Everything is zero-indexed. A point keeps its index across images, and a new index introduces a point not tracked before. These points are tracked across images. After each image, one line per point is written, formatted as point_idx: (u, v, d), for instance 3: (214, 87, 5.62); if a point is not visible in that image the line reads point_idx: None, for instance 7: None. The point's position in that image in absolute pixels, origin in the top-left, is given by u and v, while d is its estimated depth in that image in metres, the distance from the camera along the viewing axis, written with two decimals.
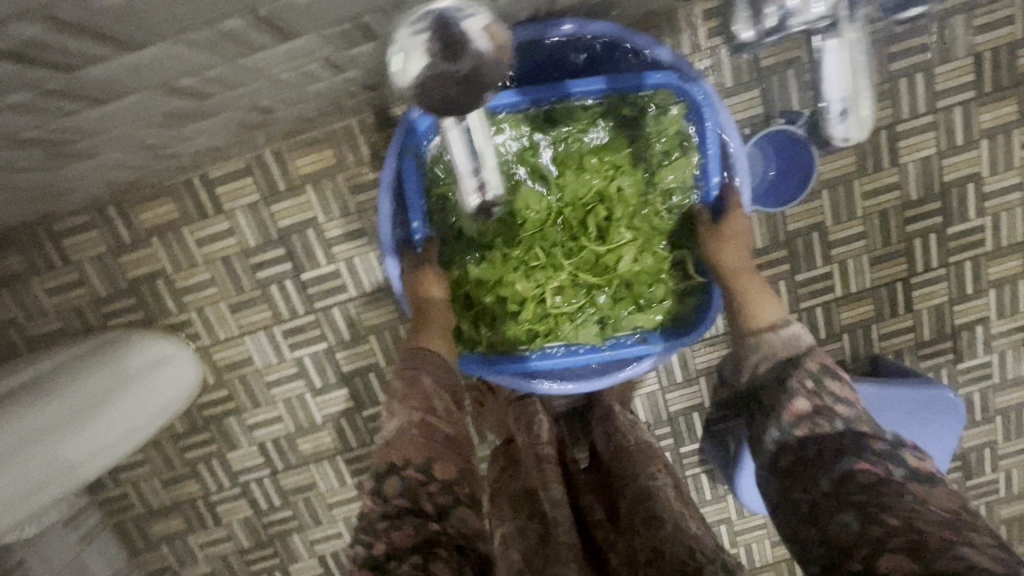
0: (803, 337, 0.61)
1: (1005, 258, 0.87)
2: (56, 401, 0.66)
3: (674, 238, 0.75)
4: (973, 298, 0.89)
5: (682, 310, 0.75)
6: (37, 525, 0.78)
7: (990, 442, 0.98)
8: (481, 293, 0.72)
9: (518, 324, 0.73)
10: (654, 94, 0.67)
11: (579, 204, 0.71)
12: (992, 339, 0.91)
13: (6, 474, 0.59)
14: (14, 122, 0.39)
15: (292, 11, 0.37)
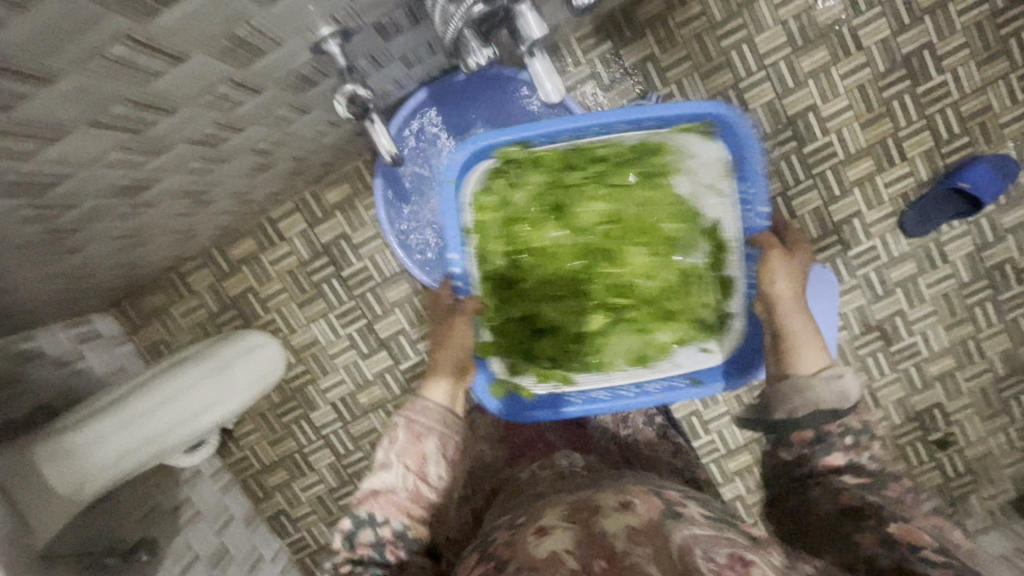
0: (851, 390, 0.70)
1: (858, 162, 1.13)
2: (194, 366, 0.99)
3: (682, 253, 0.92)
4: (842, 198, 1.14)
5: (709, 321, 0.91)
6: (201, 453, 1.10)
7: (898, 310, 1.19)
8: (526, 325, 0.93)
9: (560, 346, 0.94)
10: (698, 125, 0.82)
11: (611, 236, 0.92)
12: (870, 226, 1.15)
13: (170, 407, 0.92)
14: (184, 179, 0.70)
15: (316, 101, 0.69)
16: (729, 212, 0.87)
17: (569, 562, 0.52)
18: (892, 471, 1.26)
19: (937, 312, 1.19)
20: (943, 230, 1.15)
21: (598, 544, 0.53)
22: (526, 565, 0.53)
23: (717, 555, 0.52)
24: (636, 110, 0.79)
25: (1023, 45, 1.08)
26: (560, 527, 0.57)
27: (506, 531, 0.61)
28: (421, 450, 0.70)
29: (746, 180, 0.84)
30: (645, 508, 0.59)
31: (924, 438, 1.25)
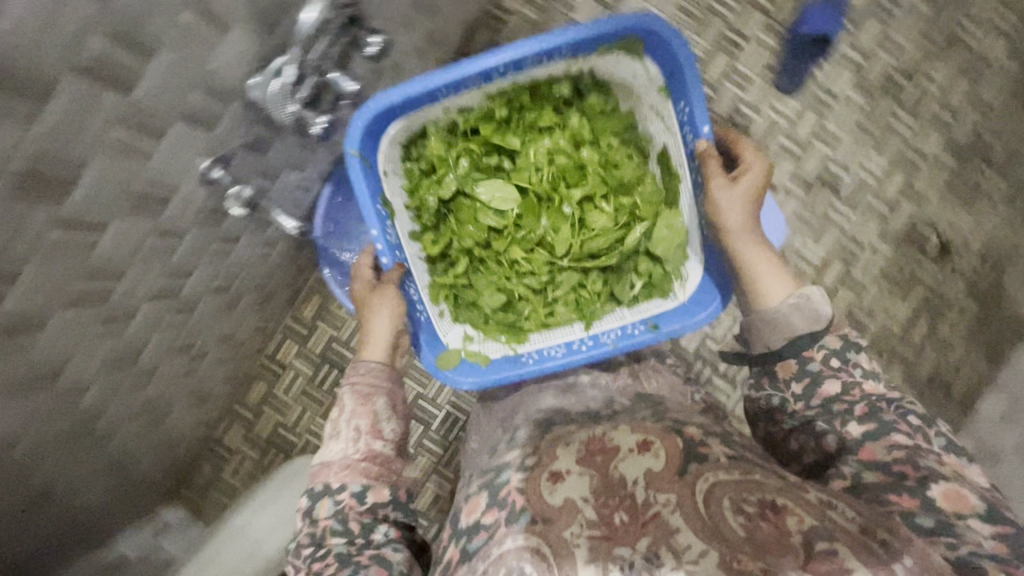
0: (821, 311, 0.75)
1: (712, 62, 1.24)
2: (239, 519, 1.16)
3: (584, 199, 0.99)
4: (719, 95, 1.25)
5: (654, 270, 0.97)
6: None
7: (826, 157, 1.25)
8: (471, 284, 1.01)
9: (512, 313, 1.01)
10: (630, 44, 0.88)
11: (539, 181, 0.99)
12: (755, 105, 1.24)
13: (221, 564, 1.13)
14: (166, 336, 0.83)
15: (239, 227, 0.84)
16: (676, 134, 0.92)
17: (587, 512, 0.62)
18: (916, 296, 1.26)
19: (860, 143, 1.25)
20: (818, 75, 1.25)
21: (615, 494, 0.63)
22: (541, 515, 0.64)
23: (746, 506, 0.60)
24: (523, 44, 0.85)
25: None
26: (575, 471, 0.67)
27: (517, 472, 0.70)
28: (374, 418, 0.77)
29: (683, 98, 0.87)
30: (667, 450, 0.67)
31: (925, 253, 1.25)
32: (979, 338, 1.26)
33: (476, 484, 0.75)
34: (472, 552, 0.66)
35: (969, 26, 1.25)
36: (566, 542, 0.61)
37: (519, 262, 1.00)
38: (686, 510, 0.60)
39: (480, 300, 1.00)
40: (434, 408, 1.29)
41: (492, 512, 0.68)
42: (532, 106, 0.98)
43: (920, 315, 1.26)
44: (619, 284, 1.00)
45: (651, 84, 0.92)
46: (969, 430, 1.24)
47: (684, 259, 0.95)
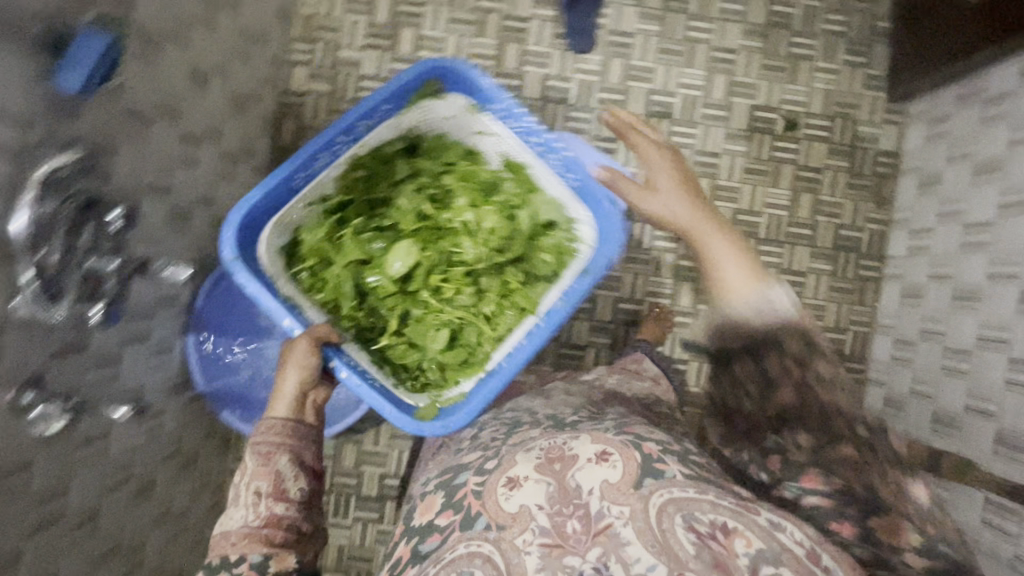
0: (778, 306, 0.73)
1: (505, 55, 1.26)
2: None
3: (473, 221, 1.00)
4: (525, 81, 1.26)
5: (557, 243, 0.99)
6: None
7: (648, 91, 1.27)
8: (408, 353, 0.98)
9: (462, 347, 0.98)
10: (428, 82, 0.91)
11: (424, 227, 1.00)
12: (562, 74, 1.26)
13: None
14: (78, 555, 0.81)
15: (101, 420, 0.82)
16: (505, 131, 0.95)
17: (540, 518, 0.61)
18: (785, 178, 1.28)
19: (671, 65, 1.27)
20: (605, 22, 1.26)
21: (570, 503, 0.61)
22: (496, 522, 0.63)
23: (696, 523, 0.58)
24: (344, 118, 0.87)
25: None
26: (533, 478, 0.64)
27: (477, 475, 0.71)
28: (274, 470, 0.76)
29: (492, 101, 0.92)
30: (625, 462, 0.63)
31: (776, 135, 1.27)
32: (860, 187, 1.28)
33: (431, 487, 0.78)
34: (423, 556, 0.67)
35: None
36: (517, 550, 0.60)
37: (447, 295, 1.00)
38: (637, 523, 0.58)
39: (432, 351, 0.97)
40: (401, 480, 1.29)
41: (445, 515, 0.69)
42: (378, 171, 0.97)
43: (799, 191, 1.28)
44: (540, 270, 1.00)
45: (454, 109, 0.95)
46: (890, 274, 1.26)
47: (576, 223, 0.97)
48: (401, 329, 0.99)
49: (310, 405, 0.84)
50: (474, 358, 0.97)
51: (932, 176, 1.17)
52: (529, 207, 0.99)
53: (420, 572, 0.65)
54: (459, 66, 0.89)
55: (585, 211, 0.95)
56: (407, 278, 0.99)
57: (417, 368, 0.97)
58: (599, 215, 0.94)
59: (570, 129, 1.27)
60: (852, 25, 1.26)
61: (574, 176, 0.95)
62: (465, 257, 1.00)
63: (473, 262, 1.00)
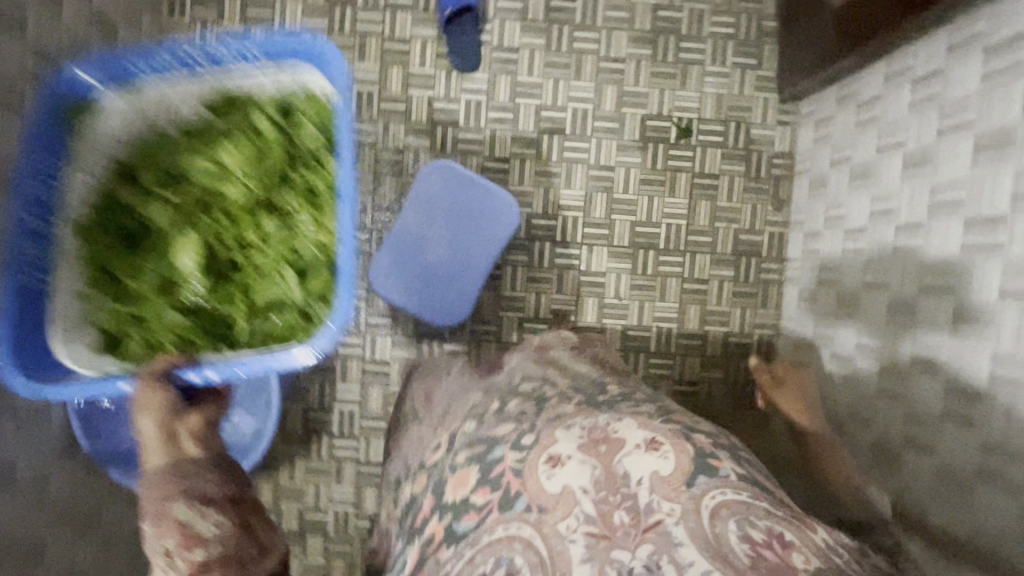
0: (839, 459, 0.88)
1: (388, 80, 1.23)
2: None
3: (239, 169, 0.86)
4: (410, 106, 1.24)
5: (312, 118, 0.85)
6: None
7: (537, 108, 1.24)
8: (252, 320, 0.83)
9: (302, 280, 0.84)
10: (72, 109, 0.77)
11: (203, 218, 0.85)
12: (448, 96, 1.24)
13: None
14: None
15: None
16: (180, 92, 0.83)
17: (584, 505, 0.55)
18: (682, 186, 1.26)
19: (558, 80, 1.24)
20: (487, 39, 1.23)
21: (618, 492, 0.55)
22: (537, 503, 0.56)
23: (750, 530, 0.52)
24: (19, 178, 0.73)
25: None
26: (577, 458, 0.58)
27: (512, 449, 0.62)
28: (174, 550, 0.60)
29: (141, 65, 0.79)
30: (676, 454, 0.56)
31: (671, 143, 1.25)
32: (757, 191, 1.26)
33: (462, 454, 0.67)
34: (459, 537, 0.59)
35: None
36: (560, 537, 0.54)
37: (256, 243, 0.86)
38: (689, 522, 0.52)
39: (286, 296, 0.83)
40: (321, 515, 1.28)
41: (482, 493, 0.60)
42: (112, 222, 0.82)
43: (697, 199, 1.27)
44: (318, 150, 0.86)
45: (127, 113, 0.82)
46: (790, 276, 1.26)
47: (307, 90, 0.84)
48: (235, 309, 0.84)
49: (187, 436, 0.69)
50: (317, 271, 0.83)
51: (820, 178, 1.17)
52: (273, 130, 0.85)
53: (455, 555, 0.58)
54: (73, 74, 0.76)
55: (261, 75, 0.83)
56: (216, 268, 0.85)
57: (274, 329, 0.83)
58: (284, 55, 0.81)
59: (461, 153, 1.25)
60: (740, 26, 1.23)
61: (259, 53, 0.81)
62: (255, 201, 0.86)
63: (274, 202, 0.87)
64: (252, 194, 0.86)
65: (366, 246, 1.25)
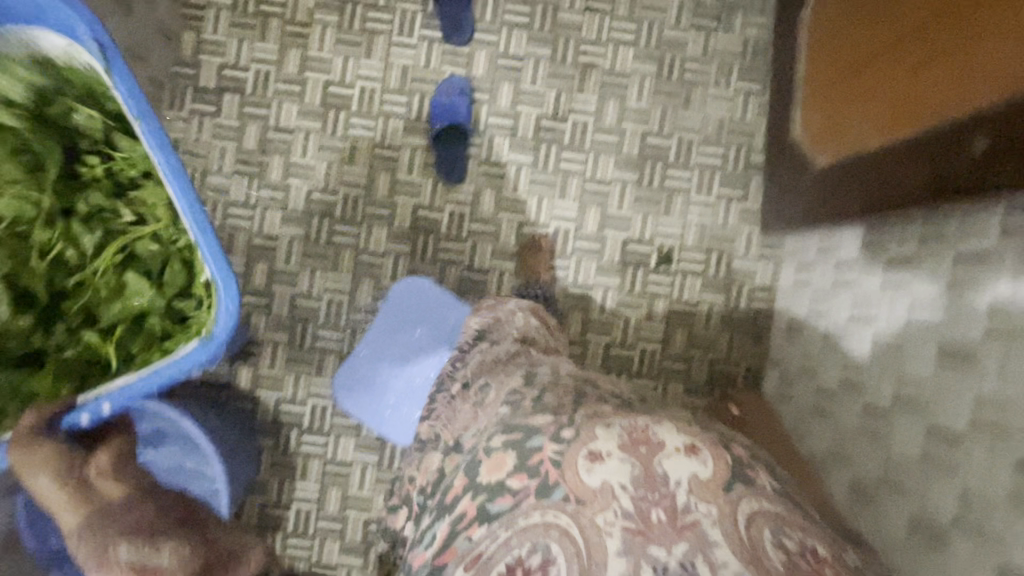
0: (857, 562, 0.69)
1: (374, 184, 1.24)
2: None
3: (97, 169, 0.96)
4: (395, 211, 1.25)
5: (71, 91, 0.91)
6: None
7: (519, 223, 1.25)
8: (112, 317, 0.94)
9: (164, 263, 0.97)
10: None
11: (67, 232, 0.94)
12: (433, 204, 1.25)
13: None
14: None
15: None
16: None
17: (622, 499, 0.55)
18: (659, 311, 1.25)
19: (544, 198, 1.25)
20: (476, 153, 1.25)
21: (657, 490, 0.56)
22: (575, 495, 0.57)
23: (785, 539, 0.54)
24: None
25: (376, 20, 1.23)
26: (617, 455, 0.58)
27: (552, 440, 0.61)
28: None
29: None
30: (716, 460, 0.58)
31: (651, 268, 1.25)
32: (735, 323, 1.25)
33: (495, 436, 0.66)
34: (491, 517, 0.59)
35: (591, 47, 1.24)
36: (597, 529, 0.54)
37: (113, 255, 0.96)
38: (726, 530, 0.53)
39: (145, 299, 0.95)
40: None
41: (517, 477, 0.60)
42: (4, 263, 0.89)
43: (673, 326, 1.25)
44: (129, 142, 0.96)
45: None
46: None
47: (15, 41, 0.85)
48: (93, 305, 0.94)
49: None
50: (174, 249, 0.97)
51: (797, 323, 1.15)
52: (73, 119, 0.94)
53: (489, 536, 0.58)
54: None
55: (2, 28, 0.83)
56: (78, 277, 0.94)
57: (132, 313, 0.95)
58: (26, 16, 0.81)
59: (440, 262, 1.25)
60: (728, 159, 1.24)
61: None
62: (96, 203, 0.97)
63: (107, 196, 0.98)
64: (53, 206, 0.93)
65: (339, 347, 1.25)
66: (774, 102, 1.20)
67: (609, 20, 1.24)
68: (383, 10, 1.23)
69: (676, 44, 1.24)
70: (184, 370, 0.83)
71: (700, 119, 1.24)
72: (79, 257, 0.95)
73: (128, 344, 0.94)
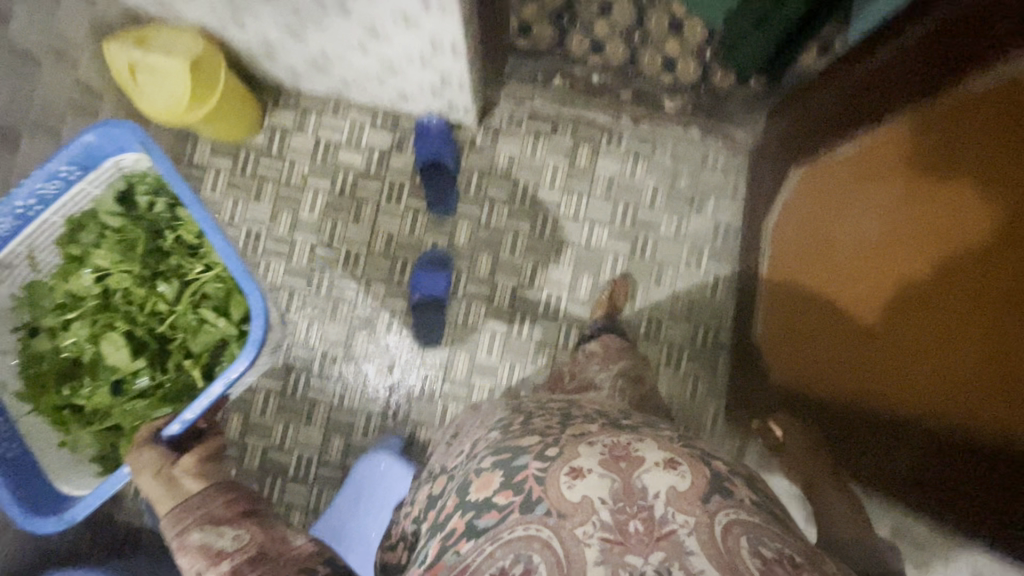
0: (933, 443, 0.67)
1: (352, 343, 1.28)
2: None
3: (153, 265, 1.07)
4: (370, 371, 1.28)
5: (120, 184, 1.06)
6: None
7: (490, 388, 1.28)
8: (194, 341, 1.06)
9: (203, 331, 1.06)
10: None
11: (116, 315, 1.05)
12: (407, 366, 1.28)
13: None
14: None
15: None
16: (37, 223, 1.01)
17: (602, 513, 0.55)
18: None
19: (515, 365, 1.28)
20: (452, 319, 1.29)
21: (635, 503, 0.55)
22: (557, 509, 0.56)
23: (762, 548, 0.53)
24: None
25: (366, 189, 1.30)
26: (597, 471, 0.58)
27: (536, 459, 0.61)
28: None
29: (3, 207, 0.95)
30: (694, 472, 0.58)
31: None
32: None
33: (486, 455, 0.64)
34: (479, 532, 0.57)
35: (568, 223, 1.30)
36: (578, 540, 0.54)
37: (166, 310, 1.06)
38: (702, 537, 0.53)
39: (218, 330, 1.06)
40: None
41: (501, 493, 0.59)
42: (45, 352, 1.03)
43: None
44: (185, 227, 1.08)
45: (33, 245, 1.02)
46: None
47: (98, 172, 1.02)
48: (156, 354, 1.06)
49: None
50: (213, 295, 1.07)
51: None
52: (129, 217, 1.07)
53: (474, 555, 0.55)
54: None
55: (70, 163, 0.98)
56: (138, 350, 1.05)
57: (182, 356, 1.06)
58: (87, 146, 0.97)
59: (411, 422, 1.28)
60: (696, 337, 1.28)
61: (68, 167, 0.98)
62: (140, 290, 1.06)
63: (152, 276, 1.07)
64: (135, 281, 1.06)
65: (304, 502, 1.26)
66: (739, 289, 1.25)
67: (587, 199, 1.30)
68: (373, 177, 1.30)
69: (648, 225, 1.30)
70: (218, 386, 0.96)
71: (670, 296, 1.29)
72: (140, 340, 1.05)
73: (190, 372, 1.05)
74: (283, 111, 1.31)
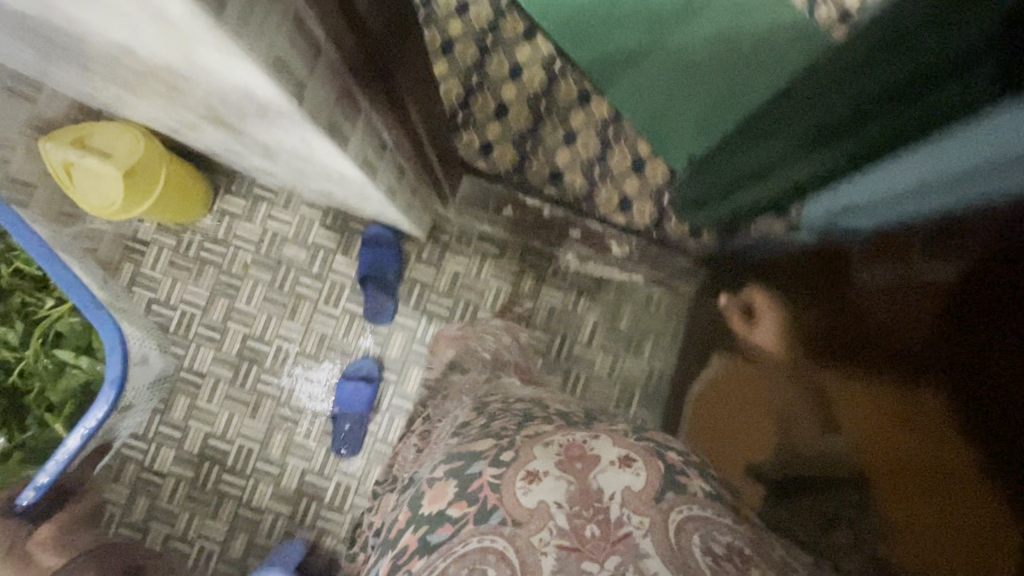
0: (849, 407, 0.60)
1: (270, 441, 1.27)
2: None
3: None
4: (284, 471, 1.26)
5: None
6: None
7: None
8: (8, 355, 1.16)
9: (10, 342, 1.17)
10: None
11: None
12: (323, 471, 1.27)
13: None
14: None
15: None
16: None
17: (556, 517, 0.54)
18: None
19: None
20: (374, 430, 1.27)
21: (591, 506, 0.54)
22: (512, 517, 0.55)
23: (714, 543, 0.52)
24: None
25: (307, 287, 1.29)
26: (552, 474, 0.57)
27: (491, 464, 0.59)
28: None
29: None
30: (648, 468, 0.57)
31: None
32: None
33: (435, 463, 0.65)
34: (431, 548, 0.55)
35: None
36: (533, 549, 0.52)
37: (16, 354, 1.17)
38: (656, 538, 0.52)
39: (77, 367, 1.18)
40: None
41: (454, 503, 0.58)
42: None
43: None
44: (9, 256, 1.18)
45: None
46: None
47: None
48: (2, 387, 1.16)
49: None
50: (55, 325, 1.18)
51: None
52: None
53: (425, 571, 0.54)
54: None
55: None
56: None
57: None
58: None
59: (319, 527, 1.26)
60: None
61: None
62: None
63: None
64: None
65: None
66: None
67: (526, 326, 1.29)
68: (315, 276, 1.29)
69: (583, 360, 1.29)
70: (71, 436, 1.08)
71: None
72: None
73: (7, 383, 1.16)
74: (234, 197, 1.30)
